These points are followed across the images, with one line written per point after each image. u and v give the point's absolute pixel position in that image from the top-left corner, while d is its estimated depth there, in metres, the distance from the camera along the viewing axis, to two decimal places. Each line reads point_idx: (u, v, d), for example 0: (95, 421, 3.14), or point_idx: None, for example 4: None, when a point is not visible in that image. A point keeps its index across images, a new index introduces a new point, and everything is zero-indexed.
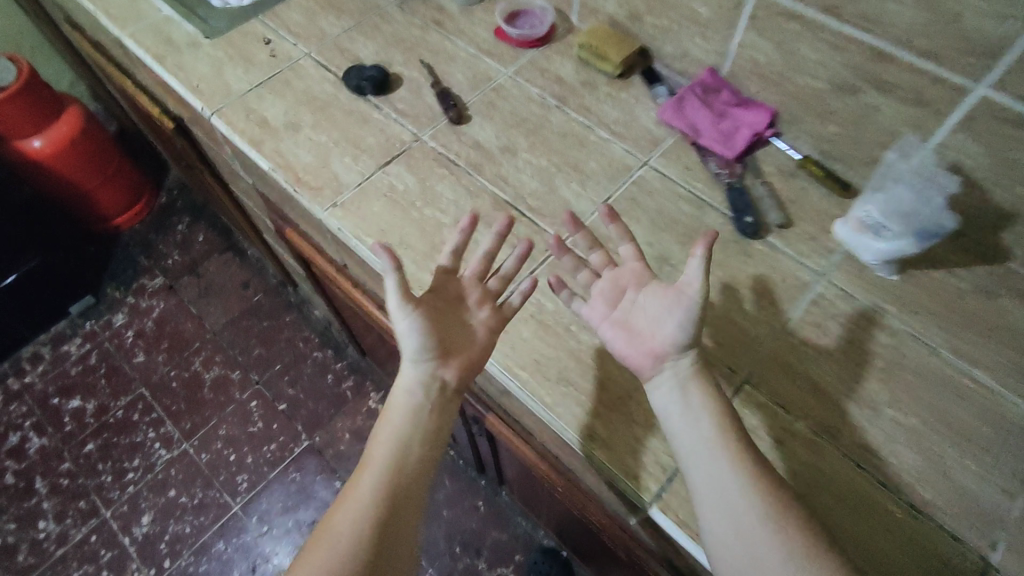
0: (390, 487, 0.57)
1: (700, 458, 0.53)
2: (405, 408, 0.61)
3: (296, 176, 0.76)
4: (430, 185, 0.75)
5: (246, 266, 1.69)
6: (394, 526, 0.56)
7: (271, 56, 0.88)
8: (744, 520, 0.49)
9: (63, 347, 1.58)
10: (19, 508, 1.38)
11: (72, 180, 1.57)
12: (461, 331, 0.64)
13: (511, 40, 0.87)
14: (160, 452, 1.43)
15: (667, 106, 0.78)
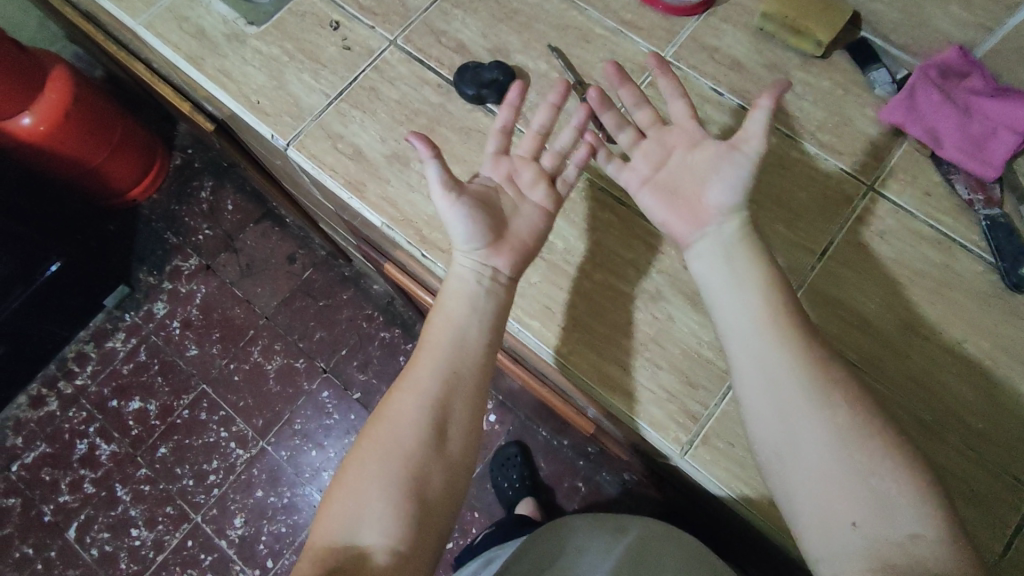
0: (446, 372, 0.59)
1: (754, 339, 0.55)
2: (456, 297, 0.61)
3: (422, 236, 0.66)
4: (597, 237, 0.67)
5: (288, 236, 1.51)
6: (452, 410, 0.58)
7: (344, 48, 0.73)
8: (772, 381, 0.53)
9: (107, 344, 1.46)
10: (107, 517, 1.34)
11: (76, 158, 1.34)
12: (519, 215, 0.62)
13: (661, 5, 0.73)
14: (238, 451, 1.37)
15: (895, 106, 0.66)
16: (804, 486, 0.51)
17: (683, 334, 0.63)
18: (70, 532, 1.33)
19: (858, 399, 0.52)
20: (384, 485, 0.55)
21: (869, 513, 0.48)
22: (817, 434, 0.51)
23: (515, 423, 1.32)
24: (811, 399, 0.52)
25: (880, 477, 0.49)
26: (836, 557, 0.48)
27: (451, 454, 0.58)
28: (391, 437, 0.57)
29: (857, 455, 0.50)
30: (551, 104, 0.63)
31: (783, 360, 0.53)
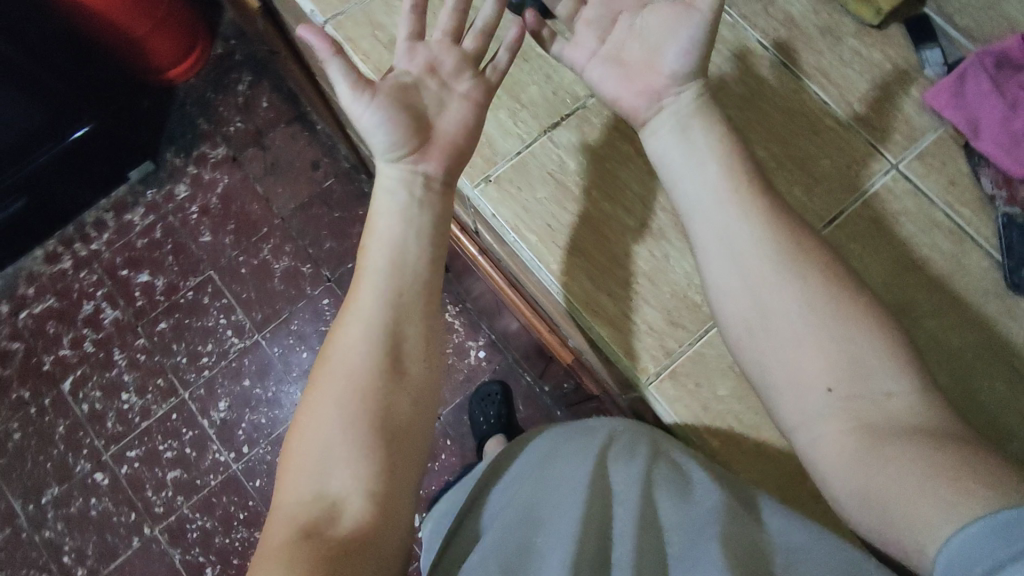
0: (389, 289, 0.57)
1: (712, 210, 0.57)
2: (397, 213, 0.60)
3: None
4: (612, 169, 0.69)
5: (316, 143, 1.52)
6: (402, 327, 0.56)
7: None
8: (737, 254, 0.56)
9: (125, 216, 1.49)
10: (101, 378, 1.39)
11: (121, 25, 1.35)
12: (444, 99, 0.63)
13: None
14: (233, 339, 1.40)
15: (941, 92, 0.68)
16: (777, 356, 0.53)
17: (676, 275, 0.66)
18: (65, 384, 1.39)
19: (820, 267, 0.54)
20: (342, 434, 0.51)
21: (842, 374, 0.50)
22: (788, 303, 0.53)
23: (501, 363, 1.35)
24: (777, 271, 0.54)
25: (850, 342, 0.51)
26: (815, 419, 0.51)
27: (409, 379, 0.55)
28: (343, 377, 0.53)
29: (824, 321, 0.52)
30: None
31: (748, 234, 0.56)
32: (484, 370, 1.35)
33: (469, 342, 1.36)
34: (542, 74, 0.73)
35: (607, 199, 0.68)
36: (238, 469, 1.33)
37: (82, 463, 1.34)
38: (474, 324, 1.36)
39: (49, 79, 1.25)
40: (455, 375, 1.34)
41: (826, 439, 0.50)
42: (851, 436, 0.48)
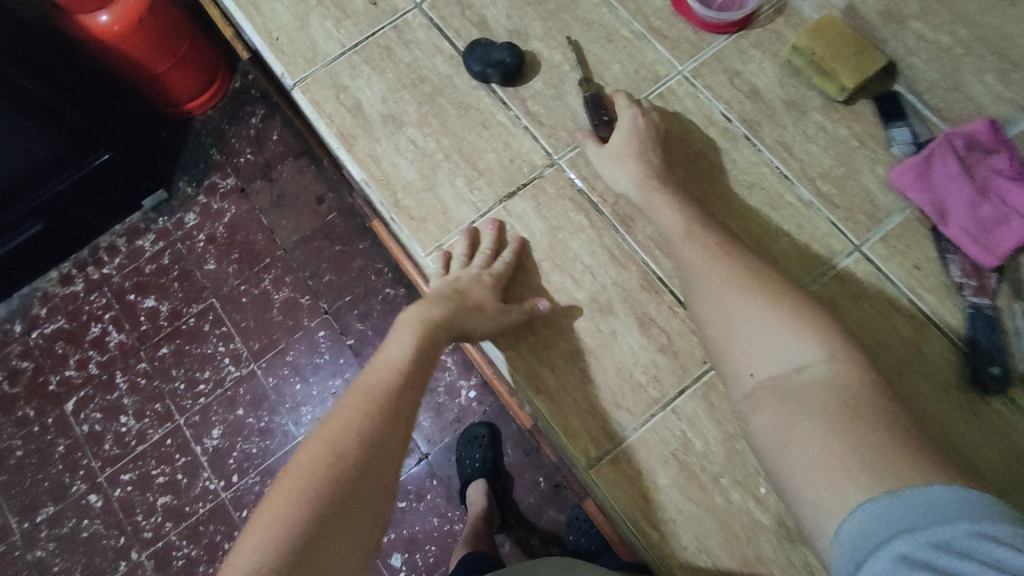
0: (366, 399, 0.71)
1: (675, 241, 0.80)
2: (394, 346, 0.77)
3: (394, 200, 0.92)
4: (560, 238, 0.90)
5: (322, 177, 1.55)
6: (379, 432, 0.68)
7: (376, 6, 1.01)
8: (703, 278, 0.76)
9: (137, 242, 1.54)
10: (102, 400, 1.42)
11: (139, 62, 1.40)
12: (467, 283, 0.84)
13: (694, 19, 0.96)
14: (230, 367, 1.43)
15: (907, 174, 0.84)
16: (726, 352, 0.72)
17: (620, 351, 0.85)
18: (68, 404, 1.42)
19: (759, 286, 0.72)
20: (307, 504, 0.59)
21: (767, 365, 0.68)
22: (736, 314, 0.72)
23: (492, 405, 1.33)
24: (724, 288, 0.73)
25: (777, 340, 0.68)
26: (751, 399, 0.69)
27: (375, 471, 0.66)
28: (317, 463, 0.63)
29: (766, 324, 0.69)
30: (464, 226, 0.90)
31: (707, 265, 0.76)
32: (473, 413, 1.33)
33: (460, 384, 1.34)
34: (501, 142, 0.94)
35: (556, 268, 0.88)
36: (227, 497, 1.35)
37: (78, 484, 1.37)
38: (467, 365, 1.35)
39: (68, 111, 1.27)
40: (443, 414, 1.33)
41: (755, 414, 0.68)
42: (772, 408, 0.66)
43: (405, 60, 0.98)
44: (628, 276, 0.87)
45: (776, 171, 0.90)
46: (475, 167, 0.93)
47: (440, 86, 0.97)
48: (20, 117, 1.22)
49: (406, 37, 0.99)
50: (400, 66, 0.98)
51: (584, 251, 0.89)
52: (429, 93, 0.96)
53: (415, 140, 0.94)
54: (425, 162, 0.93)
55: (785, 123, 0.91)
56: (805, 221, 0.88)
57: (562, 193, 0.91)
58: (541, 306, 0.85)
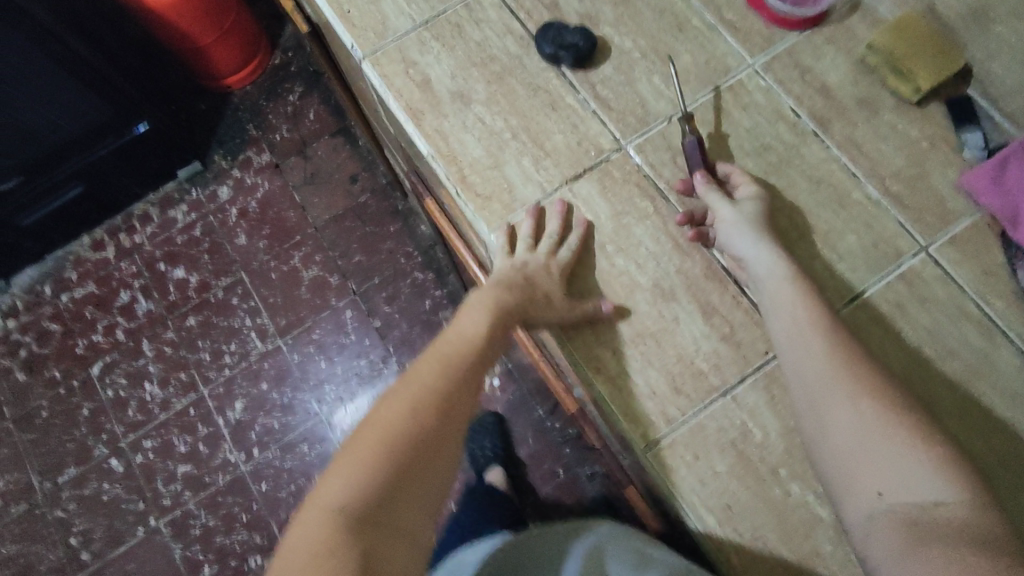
0: (443, 365, 0.66)
1: (781, 301, 0.67)
2: (465, 321, 0.71)
3: (462, 175, 0.79)
4: (626, 224, 0.77)
5: (357, 157, 1.56)
6: (450, 394, 0.63)
7: None
8: (814, 377, 0.62)
9: (169, 212, 1.55)
10: (129, 366, 1.44)
11: (186, 34, 1.41)
12: (536, 275, 0.73)
13: (769, 11, 0.83)
14: (256, 342, 1.44)
15: (981, 174, 0.74)
16: (842, 466, 0.58)
17: (682, 339, 0.73)
18: (94, 368, 1.44)
19: (885, 399, 0.58)
20: (382, 452, 0.57)
21: (896, 489, 0.55)
22: (852, 423, 0.58)
23: (515, 394, 1.33)
24: (843, 393, 0.59)
25: (906, 463, 0.55)
26: (869, 525, 0.55)
27: (449, 432, 0.61)
28: (394, 417, 0.59)
29: (892, 439, 0.56)
30: (530, 205, 0.77)
31: (819, 363, 0.62)
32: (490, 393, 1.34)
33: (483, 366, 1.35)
34: (568, 124, 0.80)
35: (621, 251, 0.76)
36: (247, 470, 1.36)
37: (101, 447, 1.38)
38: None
39: (116, 77, 1.28)
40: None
41: (872, 538, 0.54)
42: (902, 540, 0.52)
43: (475, 38, 0.84)
44: (690, 263, 0.76)
45: (846, 169, 0.78)
46: (543, 148, 0.79)
47: (510, 65, 0.83)
48: (74, 83, 1.23)
49: (477, 15, 0.85)
50: (470, 44, 0.84)
51: (648, 237, 0.77)
52: (500, 72, 0.83)
53: (484, 118, 0.81)
54: (492, 140, 0.80)
55: (857, 120, 0.79)
56: (872, 220, 0.76)
57: (629, 177, 0.79)
58: (604, 307, 0.73)
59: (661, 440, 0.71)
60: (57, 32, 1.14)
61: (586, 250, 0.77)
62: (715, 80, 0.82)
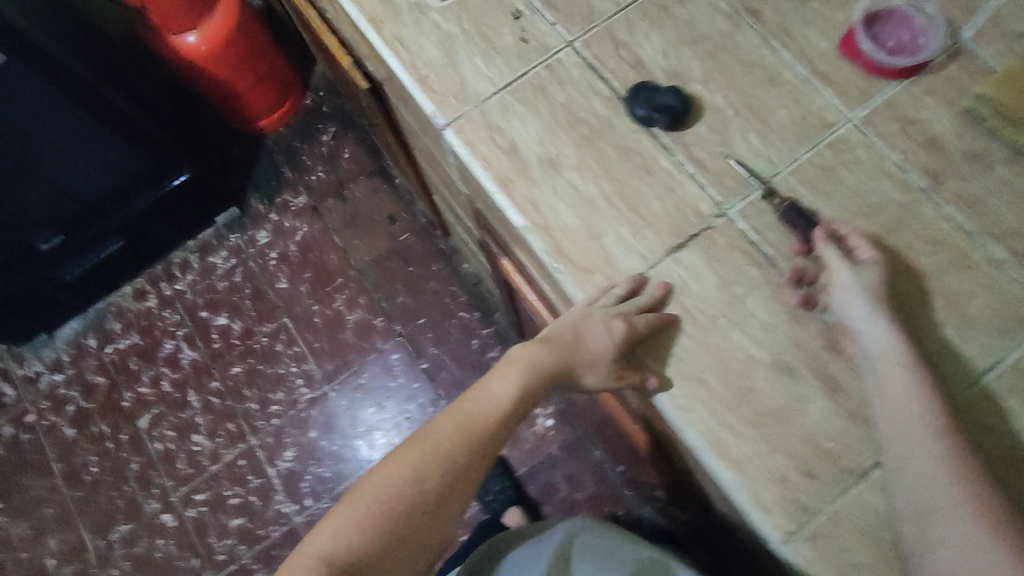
0: (460, 429, 0.65)
1: (886, 388, 0.63)
2: (496, 381, 0.70)
3: (558, 249, 0.74)
4: (735, 290, 0.72)
5: (396, 197, 1.55)
6: (463, 459, 0.64)
7: (524, 41, 0.80)
8: (921, 464, 0.58)
9: (209, 259, 1.53)
10: (176, 418, 1.42)
11: (223, 81, 1.40)
12: (588, 329, 0.69)
13: (863, 58, 0.78)
14: (303, 389, 1.42)
15: None
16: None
17: (807, 414, 0.69)
18: (142, 421, 1.43)
19: (993, 511, 0.54)
20: (382, 510, 0.59)
21: None
22: (951, 520, 0.54)
23: (572, 436, 1.32)
24: (947, 484, 0.56)
25: (988, 568, 0.51)
26: None
27: (452, 496, 0.62)
28: (398, 478, 0.61)
29: (990, 562, 0.51)
30: (633, 275, 0.72)
31: (935, 447, 0.58)
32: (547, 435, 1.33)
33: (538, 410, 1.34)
34: (664, 189, 0.75)
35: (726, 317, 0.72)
36: (301, 522, 1.33)
37: (152, 502, 1.37)
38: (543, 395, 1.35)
39: (151, 126, 1.25)
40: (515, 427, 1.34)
41: None
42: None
43: (560, 99, 0.78)
44: (807, 330, 0.71)
45: (959, 228, 0.73)
46: (639, 215, 0.74)
47: (599, 127, 0.77)
48: (110, 134, 1.20)
49: (559, 75, 0.79)
50: (554, 106, 0.78)
51: (761, 308, 0.72)
52: (588, 135, 0.77)
53: (575, 185, 0.75)
54: (584, 208, 0.75)
55: (963, 172, 0.75)
56: (985, 274, 0.72)
57: (733, 246, 0.74)
58: (649, 384, 0.70)
59: (799, 529, 0.65)
60: (94, 86, 1.11)
61: (693, 324, 0.72)
62: (811, 135, 0.77)
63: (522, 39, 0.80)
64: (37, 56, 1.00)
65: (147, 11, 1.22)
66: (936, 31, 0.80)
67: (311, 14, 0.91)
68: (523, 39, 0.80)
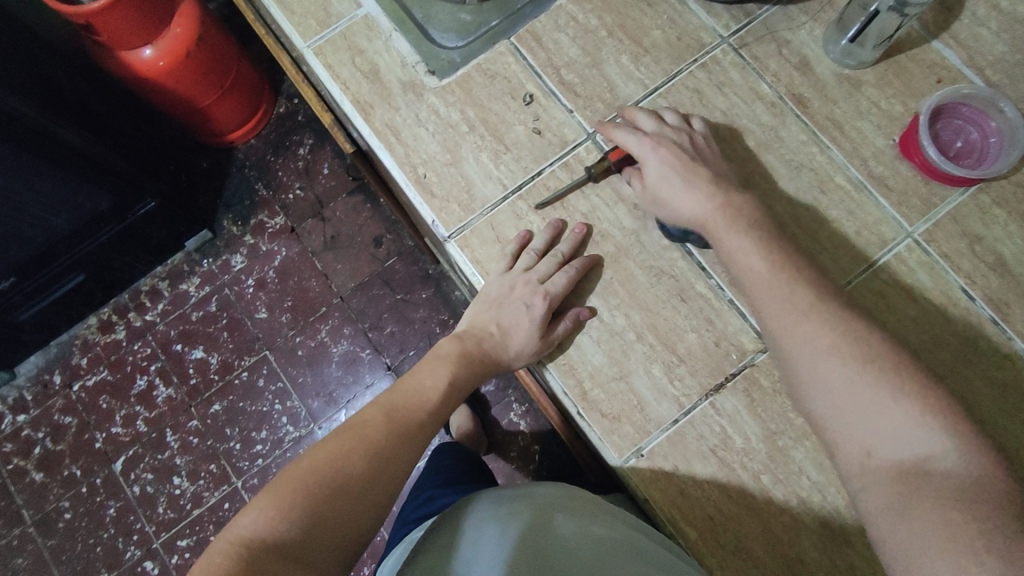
0: (389, 420, 0.62)
1: (777, 288, 0.58)
2: (426, 375, 0.67)
3: (584, 393, 0.65)
4: (783, 446, 0.62)
5: (378, 216, 1.45)
6: (390, 453, 0.59)
7: (536, 132, 0.72)
8: (830, 385, 0.54)
9: (181, 286, 1.43)
10: (153, 459, 1.35)
11: (186, 98, 1.25)
12: (507, 312, 0.67)
13: (918, 159, 0.68)
14: (288, 427, 1.35)
15: None
16: (834, 429, 0.54)
17: None
18: (117, 464, 1.34)
19: (865, 344, 0.54)
20: (306, 502, 0.53)
21: (886, 444, 0.51)
22: (890, 423, 0.51)
23: None
24: (821, 339, 0.55)
25: (891, 413, 0.51)
26: (865, 485, 0.52)
27: (380, 494, 0.57)
28: (330, 465, 0.56)
29: (866, 392, 0.52)
30: (546, 223, 0.69)
31: (834, 367, 0.54)
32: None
33: (533, 443, 1.20)
34: (702, 318, 0.66)
35: (767, 449, 0.62)
36: None
37: (133, 549, 1.30)
38: (541, 424, 1.21)
39: (112, 157, 1.15)
40: (505, 451, 1.21)
41: (868, 497, 0.51)
42: (895, 501, 0.49)
43: (582, 209, 0.70)
44: None
45: None
46: (674, 352, 0.65)
47: (625, 244, 0.68)
48: (65, 174, 1.09)
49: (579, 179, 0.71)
50: (576, 218, 0.70)
51: (810, 463, 0.62)
52: (614, 254, 0.68)
53: (601, 314, 0.67)
54: (614, 343, 0.66)
55: None
56: None
57: (781, 389, 0.64)
58: (580, 316, 0.66)
59: None
60: (51, 130, 1.02)
61: (739, 486, 0.62)
62: (864, 258, 0.68)
63: (535, 129, 0.72)
64: None
65: (95, 30, 1.05)
66: (1014, 134, 0.66)
67: (285, 61, 0.83)
68: (536, 130, 0.72)
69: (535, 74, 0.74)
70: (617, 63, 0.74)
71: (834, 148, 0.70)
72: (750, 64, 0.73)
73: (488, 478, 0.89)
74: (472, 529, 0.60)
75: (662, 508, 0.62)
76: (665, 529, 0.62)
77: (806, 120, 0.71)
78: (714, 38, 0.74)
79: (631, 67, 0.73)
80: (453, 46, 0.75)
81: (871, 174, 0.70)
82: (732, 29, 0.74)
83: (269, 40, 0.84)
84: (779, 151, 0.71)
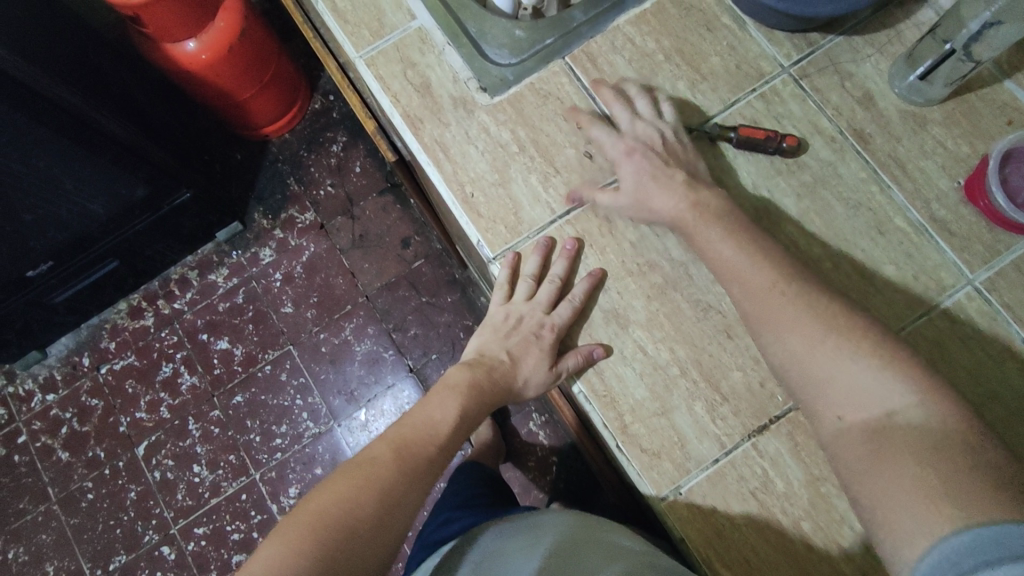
0: (398, 453, 0.62)
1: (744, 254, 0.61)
2: (435, 407, 0.67)
3: (624, 427, 0.64)
4: (824, 491, 0.61)
5: (408, 218, 1.45)
6: (398, 490, 0.59)
7: (585, 154, 0.71)
8: (796, 349, 0.57)
9: (210, 276, 1.45)
10: (175, 447, 1.36)
11: (226, 91, 1.25)
12: (516, 343, 0.69)
13: (982, 203, 0.66)
14: (309, 423, 1.36)
15: None
16: (804, 393, 0.57)
17: None
18: (139, 448, 1.36)
19: (828, 308, 0.57)
20: (319, 544, 0.53)
21: (851, 405, 0.54)
22: (856, 380, 0.54)
23: None
24: (794, 307, 0.58)
25: (853, 373, 0.54)
26: (836, 443, 0.55)
27: (388, 534, 0.57)
28: (340, 502, 0.56)
29: (829, 355, 0.55)
30: (551, 245, 0.69)
31: (804, 330, 0.57)
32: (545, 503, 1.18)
33: (552, 456, 1.20)
34: (749, 357, 0.65)
35: (809, 494, 0.61)
36: None
37: (151, 534, 1.31)
38: (561, 437, 1.20)
39: (151, 149, 1.15)
40: (524, 461, 1.20)
41: (841, 456, 0.54)
42: (864, 456, 0.52)
43: (630, 237, 0.69)
44: None
45: None
46: (718, 391, 0.64)
47: (673, 275, 0.67)
48: (105, 163, 1.10)
49: None
50: (624, 246, 0.68)
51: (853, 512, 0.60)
52: (662, 285, 0.67)
53: (645, 347, 0.65)
54: (657, 377, 0.65)
55: None
56: None
57: None
58: (594, 355, 0.65)
59: None
60: (94, 119, 1.02)
61: (777, 529, 0.60)
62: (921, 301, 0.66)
63: (587, 152, 0.71)
64: (34, 99, 0.91)
65: (141, 23, 1.06)
66: None
67: (331, 66, 0.84)
68: (586, 152, 0.71)
69: (589, 95, 0.73)
70: (673, 88, 0.72)
71: (894, 188, 0.68)
72: (810, 95, 0.71)
73: (508, 498, 0.88)
74: (505, 550, 0.61)
75: (698, 548, 0.61)
76: (700, 569, 0.61)
77: (865, 156, 0.69)
78: (775, 66, 0.72)
79: (688, 93, 0.72)
80: (507, 62, 0.74)
81: (930, 217, 0.68)
82: (793, 58, 0.72)
83: (318, 45, 0.85)
84: (837, 187, 0.69)
